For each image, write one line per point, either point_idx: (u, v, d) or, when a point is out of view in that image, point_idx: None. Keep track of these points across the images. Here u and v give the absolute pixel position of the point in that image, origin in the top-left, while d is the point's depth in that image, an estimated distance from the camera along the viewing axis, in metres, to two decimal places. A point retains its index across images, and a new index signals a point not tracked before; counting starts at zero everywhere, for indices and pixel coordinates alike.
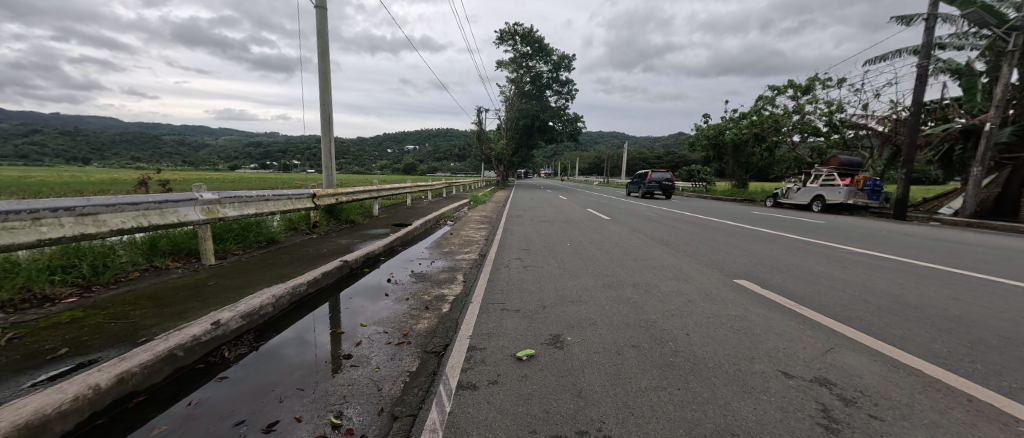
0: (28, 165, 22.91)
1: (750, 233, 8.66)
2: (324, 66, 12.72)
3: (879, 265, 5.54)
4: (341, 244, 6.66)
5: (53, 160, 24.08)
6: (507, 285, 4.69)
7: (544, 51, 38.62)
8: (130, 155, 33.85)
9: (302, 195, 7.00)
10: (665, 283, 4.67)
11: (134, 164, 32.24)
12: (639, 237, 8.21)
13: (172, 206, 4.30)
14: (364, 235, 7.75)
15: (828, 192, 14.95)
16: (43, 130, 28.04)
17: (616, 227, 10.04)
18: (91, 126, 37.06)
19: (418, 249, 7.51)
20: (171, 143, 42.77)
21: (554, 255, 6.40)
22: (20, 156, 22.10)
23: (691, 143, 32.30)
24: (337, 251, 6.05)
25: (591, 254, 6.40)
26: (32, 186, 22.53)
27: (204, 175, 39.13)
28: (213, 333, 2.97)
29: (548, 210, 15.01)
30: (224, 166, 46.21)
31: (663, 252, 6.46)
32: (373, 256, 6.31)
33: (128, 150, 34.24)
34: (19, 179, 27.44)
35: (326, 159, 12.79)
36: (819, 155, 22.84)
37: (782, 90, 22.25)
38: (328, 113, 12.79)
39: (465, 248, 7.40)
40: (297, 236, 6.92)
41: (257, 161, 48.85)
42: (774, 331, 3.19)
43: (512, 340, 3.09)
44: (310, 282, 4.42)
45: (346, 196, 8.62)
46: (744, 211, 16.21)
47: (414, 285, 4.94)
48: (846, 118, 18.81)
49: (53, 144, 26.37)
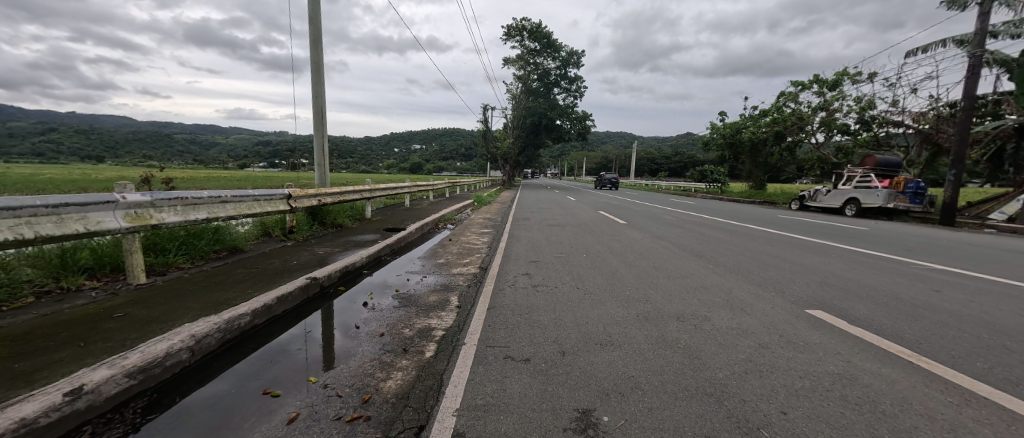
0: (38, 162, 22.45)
1: (792, 241, 7.56)
2: (317, 56, 11.77)
3: (976, 288, 4.46)
4: (317, 253, 5.63)
5: (68, 157, 24.01)
6: (513, 315, 3.65)
7: (553, 47, 37.45)
8: (141, 152, 33.28)
9: (274, 196, 5.93)
10: (719, 314, 3.62)
11: (146, 161, 31.92)
12: (665, 246, 7.15)
13: (77, 211, 3.30)
14: (348, 241, 6.76)
15: (863, 194, 13.74)
16: (60, 128, 28.02)
17: (634, 233, 8.96)
18: (104, 124, 37.01)
19: (409, 259, 6.48)
20: (182, 142, 42.70)
21: (568, 270, 5.36)
22: (36, 153, 22.10)
23: (705, 142, 30.97)
24: (309, 264, 5.03)
25: (613, 269, 5.35)
26: (41, 183, 22.21)
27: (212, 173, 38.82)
28: (65, 411, 1.95)
29: (558, 212, 13.98)
30: (233, 164, 45.94)
31: (700, 268, 5.39)
32: (353, 269, 5.27)
33: (140, 147, 33.68)
34: (29, 177, 27.18)
35: (320, 156, 11.90)
36: (846, 154, 21.51)
37: (807, 85, 20.97)
38: (321, 107, 11.87)
39: (464, 259, 6.36)
40: (268, 244, 5.93)
41: (265, 159, 48.46)
42: (918, 412, 2.11)
43: (519, 424, 2.03)
44: (257, 312, 3.39)
45: (332, 198, 7.62)
46: (771, 214, 15.02)
47: (394, 313, 3.88)
48: (878, 114, 17.55)
49: (69, 142, 26.35)
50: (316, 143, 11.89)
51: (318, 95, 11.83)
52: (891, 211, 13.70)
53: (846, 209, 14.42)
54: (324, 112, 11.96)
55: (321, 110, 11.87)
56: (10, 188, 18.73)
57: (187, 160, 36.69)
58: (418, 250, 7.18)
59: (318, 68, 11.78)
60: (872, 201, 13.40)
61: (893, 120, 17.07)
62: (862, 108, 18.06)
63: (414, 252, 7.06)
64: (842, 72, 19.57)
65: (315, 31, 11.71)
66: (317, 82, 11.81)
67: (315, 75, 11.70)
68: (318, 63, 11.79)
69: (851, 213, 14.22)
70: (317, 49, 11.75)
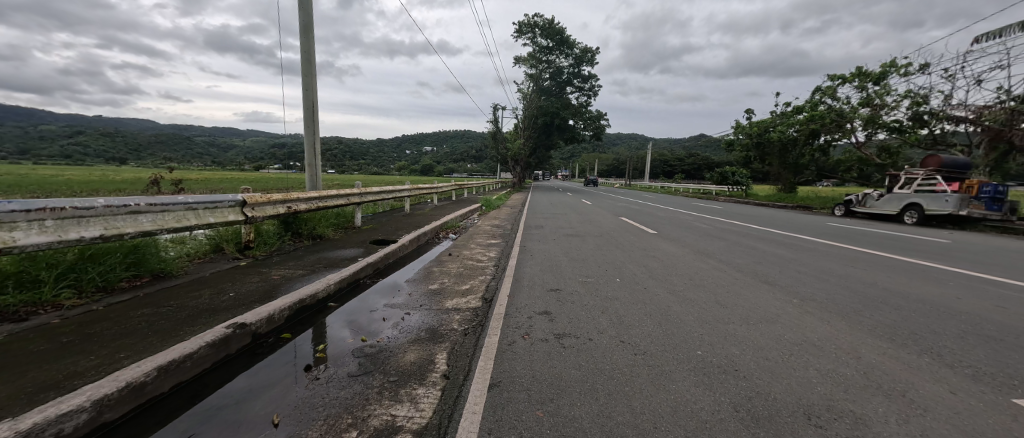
0: (64, 165, 22.75)
1: (875, 260, 6.09)
2: (309, 44, 10.59)
3: None
4: (271, 278, 4.31)
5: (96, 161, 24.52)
6: (530, 407, 2.24)
7: (566, 44, 36.03)
8: (162, 155, 33.58)
9: (222, 204, 4.59)
10: (875, 411, 2.16)
11: (167, 164, 32.38)
12: (716, 267, 5.73)
13: None
14: (323, 258, 5.48)
15: (927, 199, 12.36)
16: (88, 132, 28.72)
17: (670, 246, 7.53)
18: (127, 127, 37.73)
19: (394, 283, 5.09)
20: (203, 144, 43.31)
21: (602, 307, 3.94)
22: (66, 157, 22.61)
23: (728, 143, 29.26)
24: (253, 296, 3.69)
25: (664, 308, 3.91)
26: (61, 184, 22.31)
27: (229, 174, 39.11)
28: None
29: (574, 218, 12.61)
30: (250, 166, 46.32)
31: (783, 307, 3.95)
32: (313, 303, 3.93)
33: (163, 150, 34.17)
34: (54, 178, 27.64)
35: (311, 156, 10.79)
36: (890, 155, 19.84)
37: (849, 79, 19.34)
38: (313, 101, 10.65)
39: (463, 285, 4.96)
40: (213, 265, 4.65)
41: None
42: None
43: None
44: (107, 403, 2.04)
45: (308, 204, 6.35)
46: (817, 221, 13.47)
47: (347, 388, 2.51)
48: (935, 109, 16.23)
49: (96, 145, 26.92)
50: (307, 141, 10.70)
51: (309, 88, 10.63)
52: (959, 217, 12.07)
53: (904, 215, 13.02)
54: (317, 107, 10.77)
55: (312, 104, 10.66)
56: (30, 189, 18.77)
57: (206, 162, 37.03)
58: (406, 271, 5.80)
59: (309, 57, 10.58)
60: (937, 207, 12.11)
61: (952, 115, 15.68)
62: (916, 103, 16.65)
63: (402, 272, 5.69)
64: (889, 64, 18.05)
65: (307, 16, 10.51)
66: (309, 73, 10.60)
67: (306, 64, 10.49)
68: (309, 52, 10.59)
69: (909, 221, 12.85)
70: (309, 36, 10.56)
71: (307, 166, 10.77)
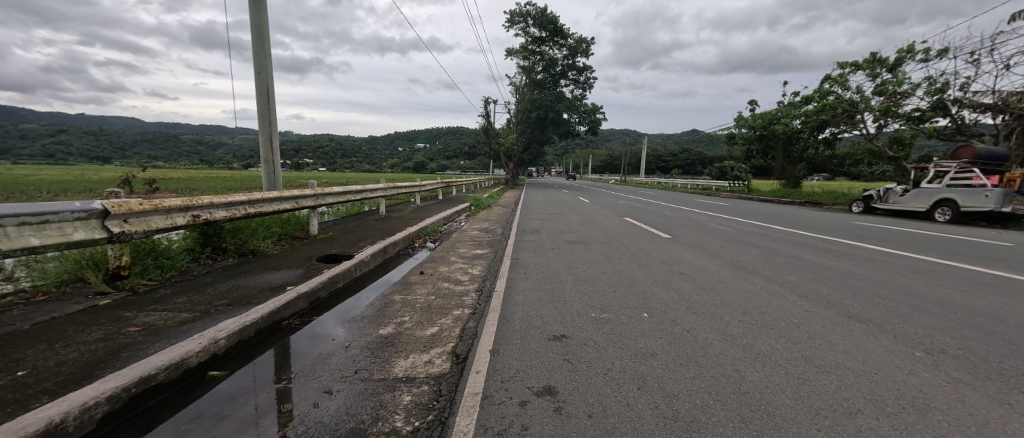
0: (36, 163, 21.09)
1: (964, 278, 4.80)
2: (261, 18, 8.97)
3: None
4: (128, 331, 2.80)
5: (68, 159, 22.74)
6: None
7: (559, 34, 34.45)
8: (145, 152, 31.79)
9: (64, 218, 3.07)
10: None
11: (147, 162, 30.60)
12: (770, 292, 4.34)
13: None
14: (240, 285, 3.97)
15: (962, 195, 11.25)
16: (64, 128, 27.03)
17: (696, 256, 6.17)
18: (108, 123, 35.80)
19: (329, 327, 3.55)
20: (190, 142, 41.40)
21: (638, 377, 2.53)
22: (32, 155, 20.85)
23: (729, 136, 28.12)
24: (57, 376, 2.18)
25: (735, 380, 2.49)
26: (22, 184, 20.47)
27: (215, 172, 37.19)
28: None
29: (574, 219, 11.23)
30: None
31: (919, 374, 2.56)
32: (171, 379, 2.41)
33: (145, 147, 32.41)
34: (25, 177, 25.73)
35: (267, 151, 9.24)
36: (903, 146, 18.59)
37: (862, 66, 18.14)
38: (267, 85, 9.05)
39: (428, 328, 3.49)
40: (56, 307, 3.14)
41: None
42: None
43: None
44: None
45: (230, 212, 4.80)
46: (839, 220, 12.28)
47: None
48: (958, 97, 15.12)
49: (72, 142, 25.23)
50: (261, 134, 9.16)
51: (262, 70, 9.05)
52: (998, 214, 10.93)
53: (936, 212, 11.91)
54: (273, 94, 9.22)
55: (267, 89, 9.10)
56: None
57: (191, 160, 35.23)
58: (355, 302, 4.26)
59: (262, 34, 9.00)
60: (975, 203, 10.96)
61: (978, 103, 14.54)
62: (937, 90, 15.52)
63: (348, 306, 4.14)
64: (905, 49, 16.85)
65: None
66: (262, 53, 9.00)
67: (258, 42, 8.89)
68: (261, 27, 8.97)
69: (941, 219, 11.75)
70: (261, 8, 8.93)
71: (261, 164, 9.22)
